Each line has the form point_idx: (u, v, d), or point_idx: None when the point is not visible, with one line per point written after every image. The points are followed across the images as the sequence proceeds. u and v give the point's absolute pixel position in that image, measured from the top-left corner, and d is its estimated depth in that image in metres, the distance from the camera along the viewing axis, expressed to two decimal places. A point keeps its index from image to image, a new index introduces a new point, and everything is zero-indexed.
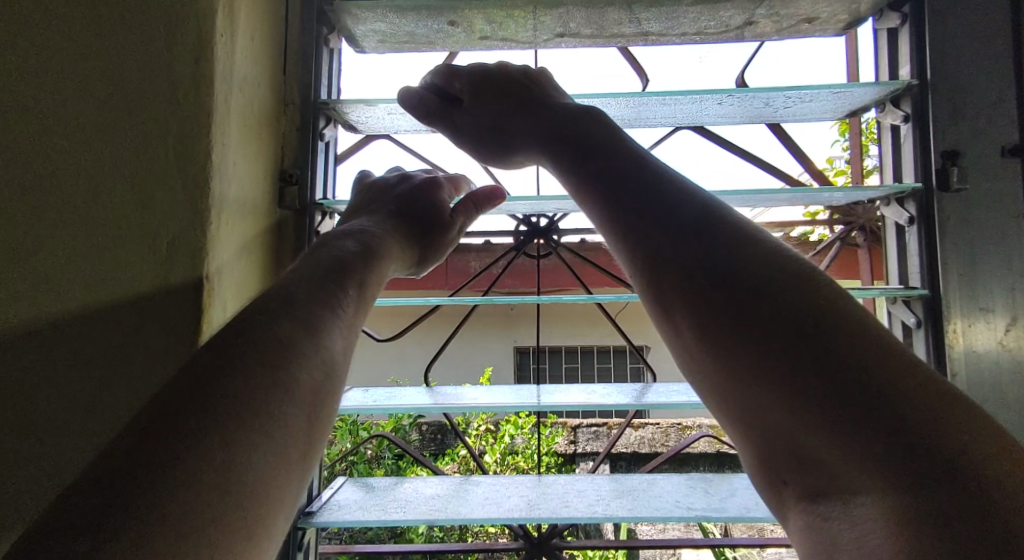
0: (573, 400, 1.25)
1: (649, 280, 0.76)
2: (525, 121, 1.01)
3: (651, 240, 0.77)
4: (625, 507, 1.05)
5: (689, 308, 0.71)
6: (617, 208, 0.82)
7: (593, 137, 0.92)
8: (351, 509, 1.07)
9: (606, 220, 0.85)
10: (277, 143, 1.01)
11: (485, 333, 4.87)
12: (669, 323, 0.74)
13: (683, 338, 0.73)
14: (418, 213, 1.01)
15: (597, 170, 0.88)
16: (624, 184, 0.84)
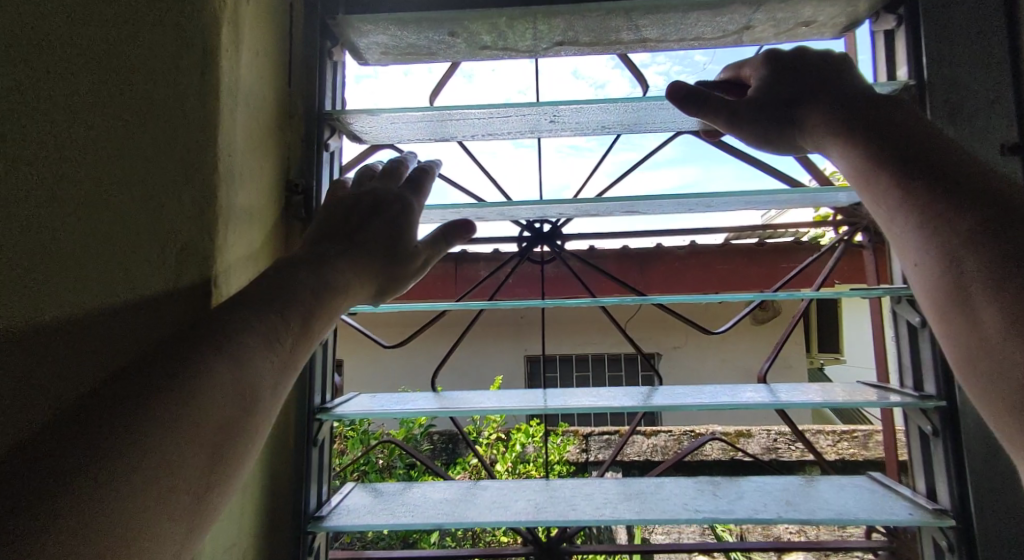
0: (581, 403, 1.25)
1: (945, 267, 0.74)
2: (826, 106, 0.90)
3: (963, 228, 0.74)
4: (632, 510, 1.05)
5: (998, 299, 0.69)
6: (923, 194, 0.77)
7: (870, 121, 0.86)
8: (360, 514, 1.07)
9: (902, 208, 0.80)
10: (283, 154, 1.03)
11: (495, 342, 4.89)
12: (964, 313, 0.72)
13: (983, 332, 0.70)
14: (384, 238, 0.95)
15: (899, 153, 0.81)
16: (931, 171, 0.79)
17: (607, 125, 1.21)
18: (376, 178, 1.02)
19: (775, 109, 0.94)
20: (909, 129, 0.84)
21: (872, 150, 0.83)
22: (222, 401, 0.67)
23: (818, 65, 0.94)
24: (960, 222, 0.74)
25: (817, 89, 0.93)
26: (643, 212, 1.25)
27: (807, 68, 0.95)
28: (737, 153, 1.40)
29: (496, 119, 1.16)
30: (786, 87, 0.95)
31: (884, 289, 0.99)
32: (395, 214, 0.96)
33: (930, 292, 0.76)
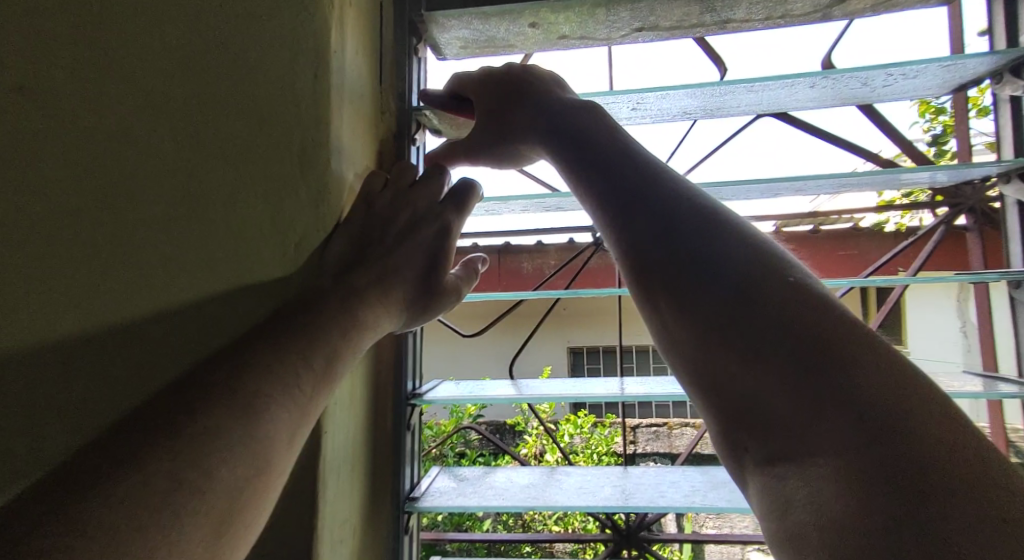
0: (661, 391, 1.25)
1: (628, 256, 0.77)
2: (529, 113, 0.96)
3: (647, 219, 0.77)
4: (723, 498, 1.05)
5: (668, 284, 0.72)
6: (607, 200, 0.82)
7: (596, 131, 0.89)
8: (452, 496, 1.11)
9: (594, 203, 0.84)
10: (376, 148, 1.07)
11: (542, 334, 4.92)
12: (651, 300, 0.75)
13: (667, 323, 0.72)
14: (413, 263, 0.93)
15: (589, 163, 0.87)
16: (617, 178, 0.83)
17: (689, 111, 1.19)
18: (417, 190, 0.95)
19: (494, 121, 0.98)
20: (599, 143, 0.88)
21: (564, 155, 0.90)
22: (239, 432, 0.65)
23: (518, 80, 0.98)
24: (629, 232, 0.78)
25: (512, 105, 0.97)
26: (726, 198, 1.23)
27: (516, 87, 0.98)
28: (823, 136, 1.35)
29: None
30: (494, 99, 0.98)
31: (1003, 272, 0.93)
32: (431, 235, 0.95)
33: (627, 283, 0.78)
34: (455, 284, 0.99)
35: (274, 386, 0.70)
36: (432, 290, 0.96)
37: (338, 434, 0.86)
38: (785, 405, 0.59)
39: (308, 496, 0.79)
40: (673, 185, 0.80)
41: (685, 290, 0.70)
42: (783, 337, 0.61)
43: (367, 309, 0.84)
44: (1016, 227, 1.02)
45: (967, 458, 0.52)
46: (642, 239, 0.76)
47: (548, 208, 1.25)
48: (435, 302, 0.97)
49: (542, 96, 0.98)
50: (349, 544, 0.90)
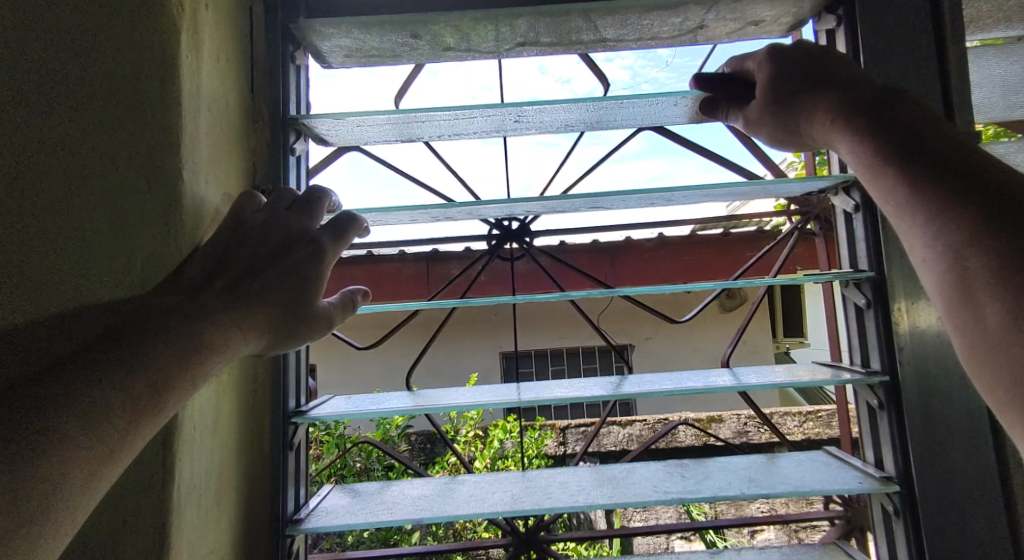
0: (554, 394, 1.28)
1: (956, 251, 0.68)
2: (820, 94, 0.89)
3: (975, 210, 0.68)
4: (606, 495, 1.09)
5: (1009, 292, 0.64)
6: (936, 183, 0.72)
7: (896, 106, 0.81)
8: (339, 514, 1.09)
9: (903, 183, 0.74)
10: (248, 159, 1.04)
11: (470, 341, 4.91)
12: (977, 306, 0.66)
13: (981, 307, 0.66)
14: (279, 285, 0.89)
15: (904, 141, 0.76)
16: (929, 158, 0.74)
17: (571, 124, 1.24)
18: (292, 212, 0.93)
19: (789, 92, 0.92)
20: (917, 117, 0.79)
21: (859, 131, 0.81)
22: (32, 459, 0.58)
23: (824, 51, 0.94)
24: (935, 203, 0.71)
25: (808, 84, 0.91)
26: (607, 208, 1.29)
27: (815, 65, 0.92)
28: (697, 149, 1.45)
29: (462, 120, 1.17)
30: (789, 79, 0.93)
31: (832, 274, 1.04)
32: (300, 259, 0.91)
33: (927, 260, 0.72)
34: (328, 311, 0.95)
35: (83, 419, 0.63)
36: (303, 319, 0.91)
37: (196, 459, 0.83)
38: None
39: (159, 528, 0.76)
40: (991, 170, 0.72)
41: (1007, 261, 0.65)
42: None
43: (217, 337, 0.79)
44: (843, 232, 1.14)
45: None
46: (957, 213, 0.69)
47: (437, 218, 1.26)
48: (304, 332, 0.93)
49: (840, 75, 0.90)
50: None
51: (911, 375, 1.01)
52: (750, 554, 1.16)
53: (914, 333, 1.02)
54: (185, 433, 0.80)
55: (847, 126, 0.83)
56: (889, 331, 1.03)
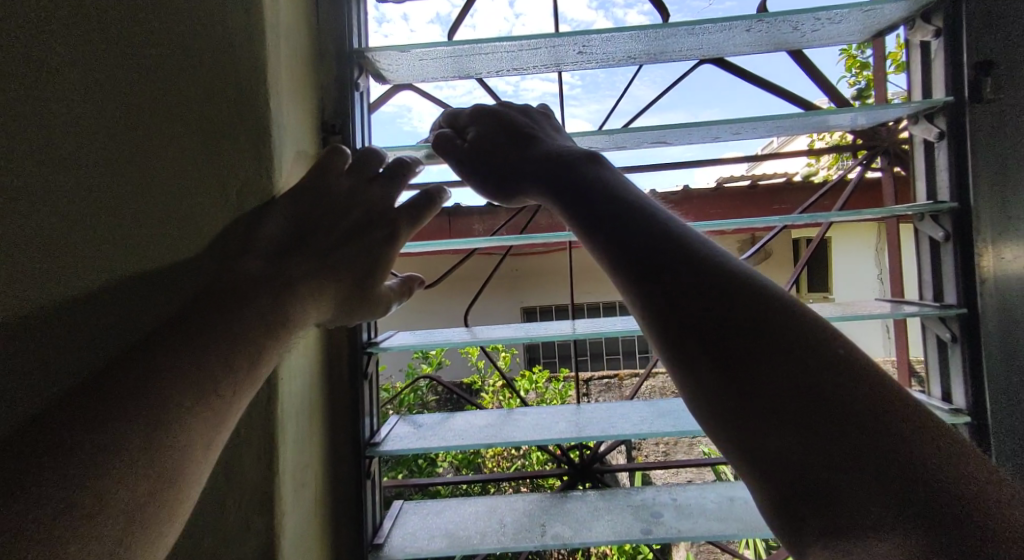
0: (610, 328, 1.30)
1: (652, 313, 0.71)
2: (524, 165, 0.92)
3: (680, 287, 0.70)
4: (668, 424, 1.13)
5: (721, 361, 0.66)
6: (623, 256, 0.75)
7: (611, 187, 0.82)
8: (411, 440, 1.15)
9: (615, 268, 0.76)
10: (317, 94, 1.05)
11: (495, 295, 4.96)
12: (689, 374, 0.68)
13: (705, 391, 0.67)
14: (350, 258, 0.94)
15: (597, 208, 0.80)
16: (646, 245, 0.74)
17: (635, 55, 1.20)
18: (379, 185, 0.96)
19: (489, 160, 0.95)
20: (631, 214, 0.78)
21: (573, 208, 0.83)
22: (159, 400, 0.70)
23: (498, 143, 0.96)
24: (663, 312, 0.69)
25: (502, 153, 0.95)
26: (671, 143, 1.25)
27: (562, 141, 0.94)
28: (757, 81, 1.40)
29: (524, 52, 1.15)
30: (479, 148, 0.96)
31: (909, 206, 1.00)
32: (378, 239, 0.95)
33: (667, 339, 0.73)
34: (386, 296, 1.00)
35: (193, 381, 0.73)
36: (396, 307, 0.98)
37: (291, 383, 0.88)
38: (849, 479, 0.58)
39: (267, 438, 0.82)
40: (663, 233, 0.75)
41: (715, 377, 0.66)
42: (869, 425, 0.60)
43: None
44: (921, 163, 1.08)
45: (943, 470, 0.58)
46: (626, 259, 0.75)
47: None
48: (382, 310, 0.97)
49: (519, 152, 0.94)
50: (311, 488, 0.94)
51: (991, 310, 0.98)
52: None
53: (997, 270, 0.98)
54: (285, 360, 0.86)
55: (567, 194, 0.84)
56: (968, 265, 0.99)
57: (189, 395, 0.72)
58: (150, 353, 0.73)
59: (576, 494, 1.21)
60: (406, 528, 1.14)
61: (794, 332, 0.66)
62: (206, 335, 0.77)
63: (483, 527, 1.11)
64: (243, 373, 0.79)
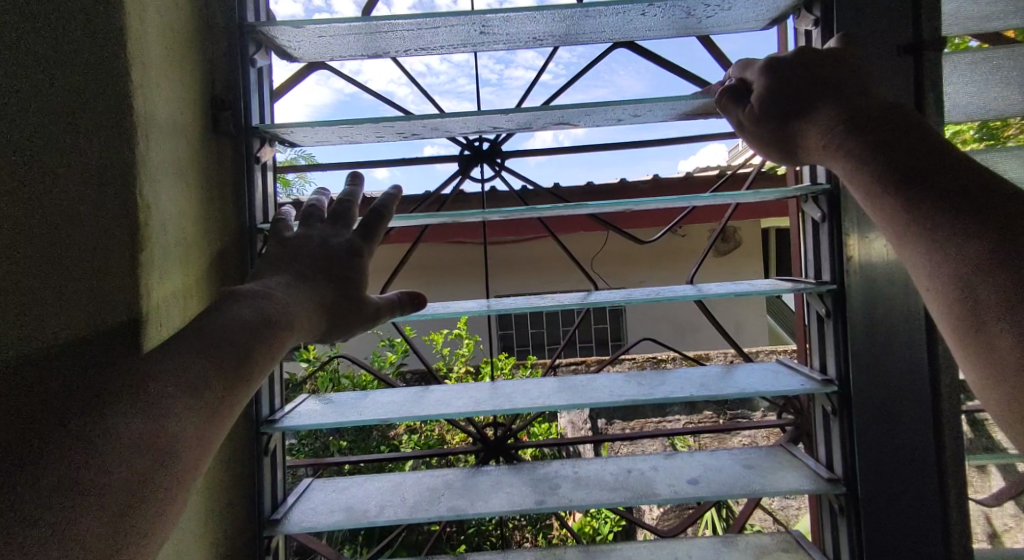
0: (520, 303, 1.31)
1: (950, 266, 0.77)
2: (826, 112, 0.93)
3: (1007, 238, 0.74)
4: (565, 398, 1.17)
5: (1014, 328, 0.71)
6: (935, 215, 0.79)
7: (917, 141, 0.84)
8: (311, 416, 1.16)
9: (914, 227, 0.80)
10: (204, 68, 1.03)
11: (461, 283, 4.97)
12: (982, 339, 0.74)
13: (998, 355, 0.72)
14: (331, 284, 1.04)
15: (903, 166, 0.82)
16: (942, 194, 0.79)
17: (540, 37, 1.21)
18: (325, 224, 1.10)
19: (782, 108, 0.98)
20: (956, 171, 0.80)
21: (880, 168, 0.84)
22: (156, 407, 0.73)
23: (809, 82, 0.97)
24: (957, 266, 0.76)
25: (795, 99, 0.97)
26: (574, 125, 1.27)
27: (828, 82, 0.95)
28: (667, 67, 1.44)
29: (426, 31, 1.15)
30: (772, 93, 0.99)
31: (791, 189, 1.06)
32: (343, 259, 1.07)
33: (937, 286, 0.79)
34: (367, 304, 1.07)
35: (175, 391, 0.75)
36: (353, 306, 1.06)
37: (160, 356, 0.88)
38: None
39: None
40: (971, 185, 0.79)
41: (1011, 345, 0.71)
42: None
43: None
44: None
45: None
46: (936, 216, 0.79)
47: (404, 134, 1.23)
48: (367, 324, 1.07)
49: (835, 91, 0.94)
50: None
51: (857, 286, 1.05)
52: (700, 454, 1.24)
53: (862, 249, 1.04)
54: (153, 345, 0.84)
55: (861, 146, 0.87)
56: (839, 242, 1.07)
57: (174, 403, 0.75)
58: (137, 366, 0.76)
59: (486, 469, 1.24)
60: (309, 503, 1.15)
61: None
62: (187, 348, 0.80)
63: (384, 501, 1.13)
64: (228, 379, 0.81)
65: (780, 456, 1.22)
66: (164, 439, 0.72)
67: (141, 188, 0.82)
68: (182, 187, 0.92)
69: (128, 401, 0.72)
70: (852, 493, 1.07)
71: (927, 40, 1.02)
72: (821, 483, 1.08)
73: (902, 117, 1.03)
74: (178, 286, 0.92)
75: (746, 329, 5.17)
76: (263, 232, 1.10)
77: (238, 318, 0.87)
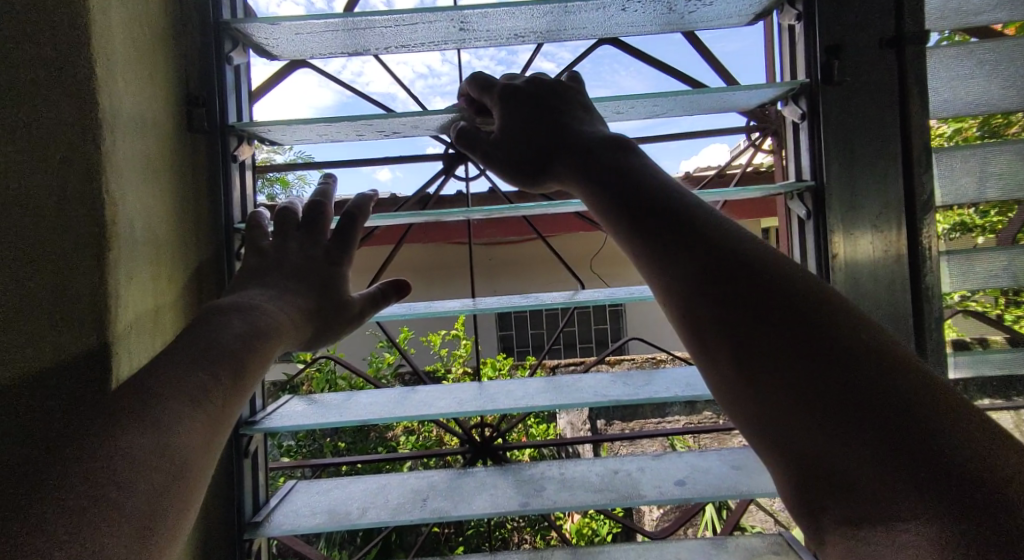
0: (506, 301, 1.30)
1: (668, 281, 0.75)
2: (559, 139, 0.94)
3: (698, 260, 0.73)
4: (548, 398, 1.15)
5: (729, 342, 0.69)
6: (644, 234, 0.78)
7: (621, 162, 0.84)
8: (294, 417, 1.14)
9: (635, 244, 0.79)
10: (178, 63, 1.00)
11: (458, 285, 4.96)
12: (705, 354, 0.72)
13: (718, 368, 0.70)
14: (316, 293, 1.05)
15: (615, 189, 0.83)
16: (648, 213, 0.79)
17: (521, 34, 1.19)
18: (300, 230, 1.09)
19: (511, 140, 0.99)
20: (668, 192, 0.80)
21: (601, 190, 0.84)
22: (161, 424, 0.73)
23: (539, 110, 0.99)
24: (673, 280, 0.74)
25: (529, 125, 0.98)
26: None
27: (536, 114, 0.98)
28: (652, 64, 1.43)
29: (405, 27, 1.13)
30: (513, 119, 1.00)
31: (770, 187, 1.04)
32: (324, 269, 1.07)
33: (674, 325, 0.76)
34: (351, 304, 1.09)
35: (179, 404, 0.76)
36: (333, 307, 1.07)
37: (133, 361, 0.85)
38: (854, 459, 0.59)
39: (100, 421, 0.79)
40: (682, 206, 0.79)
41: (727, 357, 0.69)
42: (856, 395, 0.60)
43: None
44: (791, 141, 1.12)
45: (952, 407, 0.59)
46: (655, 231, 0.77)
47: (385, 133, 1.21)
48: (341, 327, 1.07)
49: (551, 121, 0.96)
50: None
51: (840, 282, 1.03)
52: (688, 454, 1.23)
53: (847, 246, 1.03)
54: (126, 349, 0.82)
55: (587, 168, 0.87)
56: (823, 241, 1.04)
57: (179, 416, 0.75)
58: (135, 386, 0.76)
59: (472, 470, 1.22)
60: (291, 505, 1.13)
61: (777, 290, 0.69)
62: (181, 366, 0.80)
63: (366, 503, 1.12)
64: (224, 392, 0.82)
65: None
66: (173, 454, 0.72)
67: (110, 187, 0.80)
68: (152, 186, 0.90)
69: (134, 417, 0.72)
70: None
71: (909, 33, 1.00)
72: None
73: (886, 111, 1.02)
74: (152, 288, 0.89)
75: None
76: (240, 231, 1.08)
77: (222, 334, 0.87)
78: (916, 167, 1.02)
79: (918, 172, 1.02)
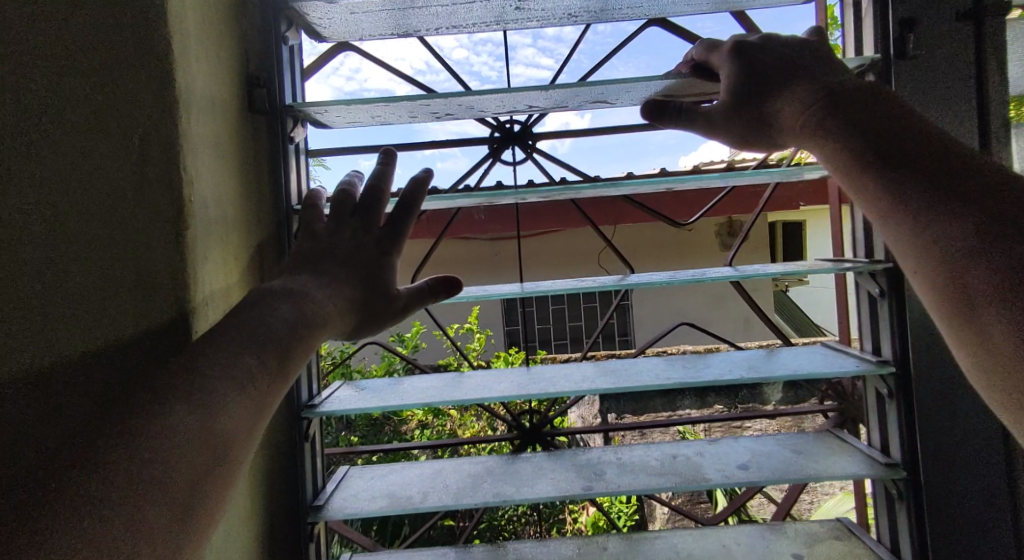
0: (558, 285, 1.28)
1: (933, 245, 0.73)
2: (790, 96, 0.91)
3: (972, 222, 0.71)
4: (609, 382, 1.13)
5: (1007, 313, 0.67)
6: (915, 195, 0.75)
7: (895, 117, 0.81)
8: (351, 401, 1.13)
9: (894, 205, 0.77)
10: (238, 43, 0.99)
11: (474, 277, 4.95)
12: (970, 324, 0.71)
13: (990, 339, 0.69)
14: (364, 282, 1.02)
15: (879, 145, 0.80)
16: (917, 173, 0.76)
17: (574, 13, 1.17)
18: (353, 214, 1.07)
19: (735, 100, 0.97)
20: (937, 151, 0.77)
21: (853, 147, 0.81)
22: (204, 407, 0.72)
23: (766, 67, 0.95)
24: (942, 244, 0.73)
25: (753, 85, 0.95)
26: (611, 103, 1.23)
27: (768, 70, 0.94)
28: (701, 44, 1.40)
29: (460, 8, 1.12)
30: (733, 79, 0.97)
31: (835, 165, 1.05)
32: (371, 253, 1.05)
33: (928, 292, 0.75)
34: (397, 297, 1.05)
35: (227, 387, 0.75)
36: (379, 301, 1.03)
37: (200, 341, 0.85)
38: None
39: None
40: (969, 165, 0.75)
41: (1003, 328, 0.67)
42: None
43: None
44: None
45: None
46: (929, 190, 0.75)
47: (436, 115, 1.20)
48: (385, 321, 1.04)
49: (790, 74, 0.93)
50: None
51: None
52: (745, 439, 1.21)
53: None
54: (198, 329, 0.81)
55: (835, 124, 0.84)
56: None
57: (226, 399, 0.74)
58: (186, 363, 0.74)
59: (525, 456, 1.21)
60: (350, 490, 1.13)
61: None
62: (234, 347, 0.79)
63: (426, 488, 1.11)
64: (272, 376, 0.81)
65: (828, 440, 1.18)
66: (212, 439, 0.71)
67: (185, 165, 0.80)
68: (220, 166, 0.89)
69: (182, 399, 0.71)
70: (914, 478, 1.04)
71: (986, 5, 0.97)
72: (878, 468, 1.06)
73: (960, 87, 1.00)
74: (221, 268, 0.89)
75: (753, 323, 5.09)
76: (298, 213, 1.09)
77: (275, 315, 0.85)
78: (993, 144, 1.00)
79: (995, 148, 1.00)
